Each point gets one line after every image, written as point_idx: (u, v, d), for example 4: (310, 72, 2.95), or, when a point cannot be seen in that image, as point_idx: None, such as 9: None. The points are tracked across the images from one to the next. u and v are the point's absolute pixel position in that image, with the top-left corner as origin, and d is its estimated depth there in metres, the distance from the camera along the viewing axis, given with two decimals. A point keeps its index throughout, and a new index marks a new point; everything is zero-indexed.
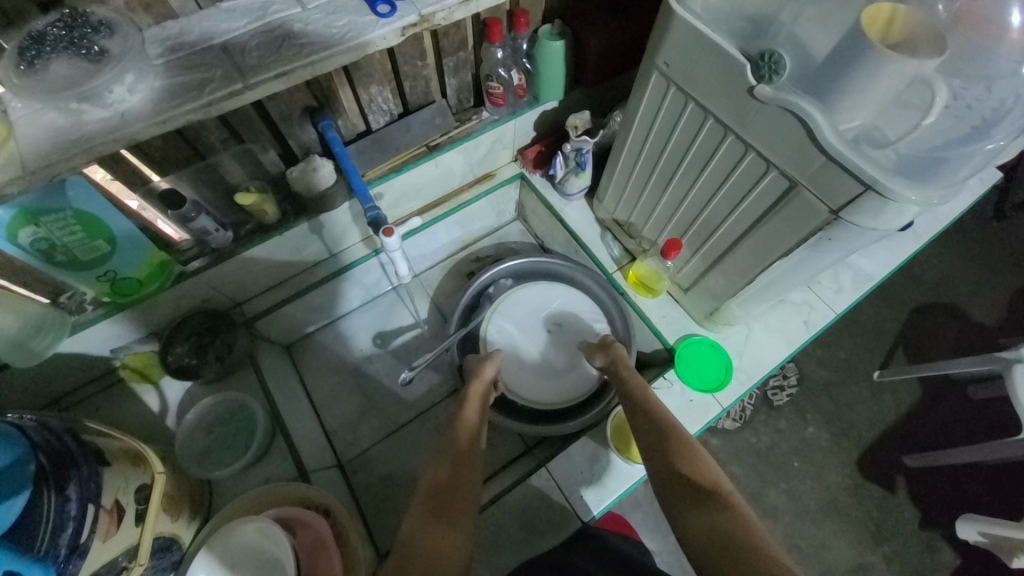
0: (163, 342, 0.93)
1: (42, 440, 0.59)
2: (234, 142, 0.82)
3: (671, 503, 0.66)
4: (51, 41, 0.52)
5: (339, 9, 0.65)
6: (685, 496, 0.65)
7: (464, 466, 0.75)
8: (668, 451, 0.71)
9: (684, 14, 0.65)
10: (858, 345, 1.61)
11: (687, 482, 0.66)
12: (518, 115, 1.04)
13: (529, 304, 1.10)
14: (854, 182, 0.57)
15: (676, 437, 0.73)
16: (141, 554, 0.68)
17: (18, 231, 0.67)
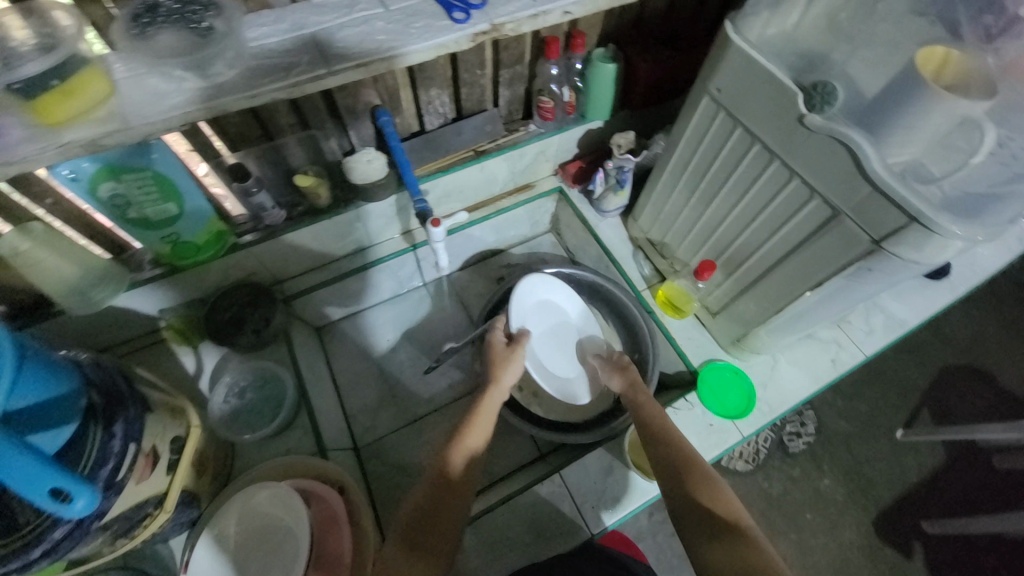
0: (207, 308, 0.97)
1: (98, 377, 0.63)
2: (300, 127, 0.88)
3: (691, 538, 0.65)
4: (164, 13, 0.59)
5: (418, 13, 0.70)
6: (703, 528, 0.64)
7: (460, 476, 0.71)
8: (683, 479, 0.70)
9: (741, 42, 0.68)
10: (881, 400, 1.57)
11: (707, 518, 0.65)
12: (564, 130, 1.09)
13: (547, 301, 1.04)
14: (899, 214, 0.59)
15: (696, 468, 0.71)
16: (167, 503, 0.71)
17: (99, 184, 0.72)
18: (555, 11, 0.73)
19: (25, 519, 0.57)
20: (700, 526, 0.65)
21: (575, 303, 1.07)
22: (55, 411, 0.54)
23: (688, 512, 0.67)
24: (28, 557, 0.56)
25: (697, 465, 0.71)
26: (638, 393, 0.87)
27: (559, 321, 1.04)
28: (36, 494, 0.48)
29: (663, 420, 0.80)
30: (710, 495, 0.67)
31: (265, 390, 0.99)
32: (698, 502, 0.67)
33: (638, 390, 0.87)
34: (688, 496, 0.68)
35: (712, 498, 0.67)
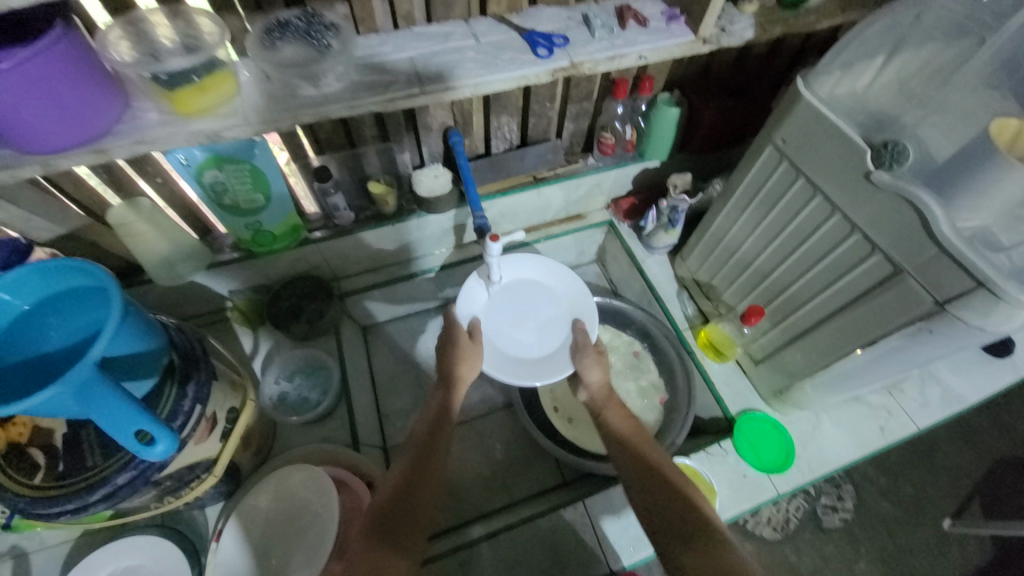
0: (271, 295, 1.04)
1: (179, 341, 0.69)
2: (380, 139, 0.95)
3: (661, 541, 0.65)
4: (291, 30, 0.68)
5: (506, 47, 0.77)
6: (672, 528, 0.65)
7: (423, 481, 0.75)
8: (650, 483, 0.72)
9: (811, 98, 0.71)
10: (929, 483, 1.46)
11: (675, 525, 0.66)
12: (621, 166, 1.12)
13: (517, 287, 1.02)
14: (966, 277, 0.58)
15: (662, 474, 0.72)
16: (216, 468, 0.75)
17: (205, 170, 0.81)
18: (631, 55, 0.78)
19: (96, 461, 0.62)
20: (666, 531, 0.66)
21: (547, 281, 1.04)
22: (143, 364, 0.60)
23: (657, 517, 0.68)
24: (87, 499, 0.60)
25: (663, 474, 0.73)
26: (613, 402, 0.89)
27: (529, 304, 1.02)
28: (122, 433, 0.53)
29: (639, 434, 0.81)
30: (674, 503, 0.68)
31: (313, 376, 1.04)
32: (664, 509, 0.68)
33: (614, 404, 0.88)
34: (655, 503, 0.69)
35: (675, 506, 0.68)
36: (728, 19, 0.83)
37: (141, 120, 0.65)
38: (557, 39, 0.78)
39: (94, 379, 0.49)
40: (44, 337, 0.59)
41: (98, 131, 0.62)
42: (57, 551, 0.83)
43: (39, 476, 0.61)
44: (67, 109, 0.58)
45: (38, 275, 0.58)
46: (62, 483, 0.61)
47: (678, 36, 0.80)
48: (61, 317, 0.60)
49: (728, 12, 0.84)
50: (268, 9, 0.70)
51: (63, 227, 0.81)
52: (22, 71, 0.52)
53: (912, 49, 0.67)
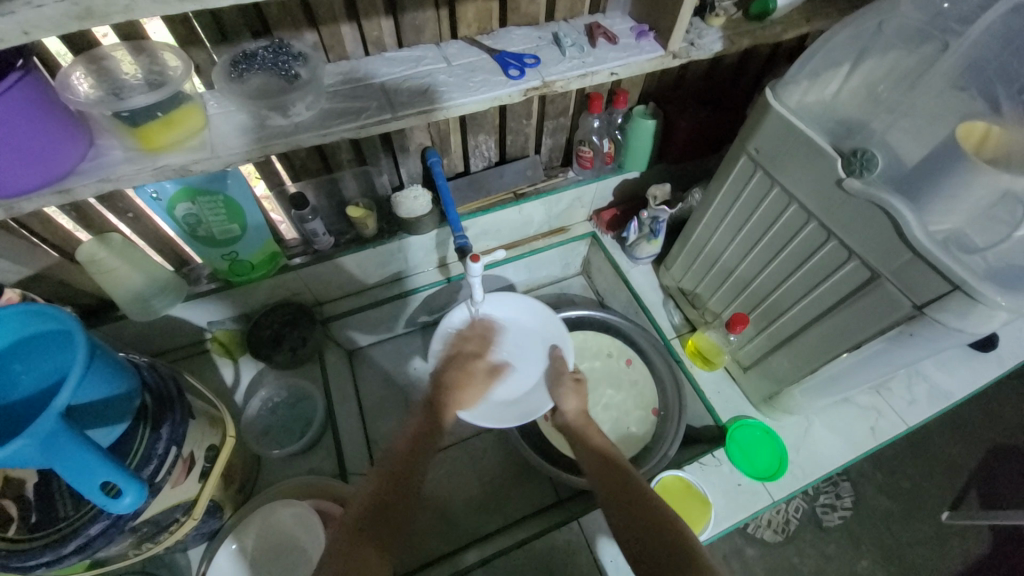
0: (252, 324, 1.03)
1: (153, 380, 0.67)
2: (358, 163, 0.95)
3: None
4: (259, 61, 0.67)
5: (477, 69, 0.77)
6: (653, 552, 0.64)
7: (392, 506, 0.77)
8: (626, 509, 0.71)
9: (780, 109, 0.72)
10: (924, 477, 1.47)
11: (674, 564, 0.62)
12: (601, 179, 1.13)
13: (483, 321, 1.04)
14: (942, 280, 0.59)
15: (638, 497, 0.72)
16: (195, 510, 0.73)
17: (177, 204, 0.80)
18: (602, 72, 0.79)
19: (68, 512, 0.59)
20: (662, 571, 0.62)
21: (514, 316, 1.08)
22: (113, 409, 0.58)
23: (637, 533, 0.68)
24: (59, 552, 0.58)
25: (636, 487, 0.74)
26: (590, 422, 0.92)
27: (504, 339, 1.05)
28: (88, 487, 0.51)
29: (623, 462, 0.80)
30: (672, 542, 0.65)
31: (297, 407, 1.03)
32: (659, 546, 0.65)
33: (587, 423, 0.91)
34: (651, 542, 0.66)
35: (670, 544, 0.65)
36: (696, 33, 0.85)
37: (106, 158, 0.64)
38: (528, 59, 0.78)
39: (57, 431, 0.47)
40: (9, 385, 0.56)
41: (61, 170, 0.61)
42: None
43: (13, 528, 0.59)
44: (28, 152, 0.56)
45: (15, 319, 0.56)
46: (34, 536, 0.58)
47: (649, 52, 0.81)
48: (28, 362, 0.57)
49: (696, 26, 0.86)
50: (235, 39, 0.70)
51: (31, 267, 0.79)
52: None
53: (878, 56, 0.68)
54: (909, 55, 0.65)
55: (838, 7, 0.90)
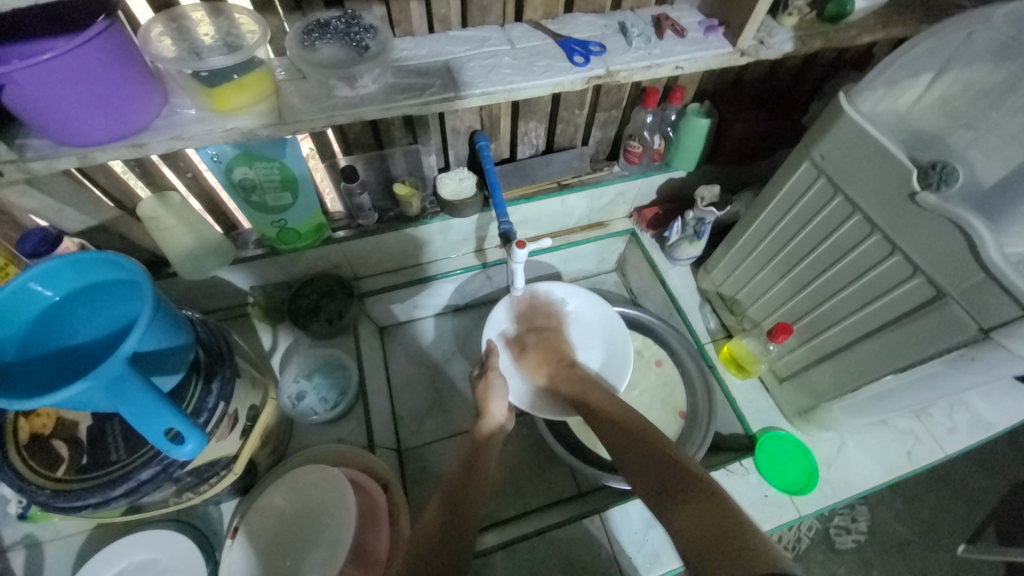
0: (292, 291, 1.04)
1: (206, 336, 0.69)
2: (408, 141, 0.95)
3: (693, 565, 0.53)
4: (331, 31, 0.67)
5: (542, 53, 0.76)
6: (666, 485, 0.64)
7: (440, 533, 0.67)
8: (636, 450, 0.72)
9: (854, 115, 0.69)
10: (944, 508, 1.42)
11: (713, 538, 0.53)
12: (647, 176, 1.11)
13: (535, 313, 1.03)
14: (1014, 305, 0.57)
15: (648, 436, 0.74)
16: (236, 465, 0.76)
17: (235, 167, 0.81)
18: (667, 65, 0.78)
19: (120, 456, 0.61)
20: (699, 543, 0.54)
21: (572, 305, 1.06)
22: (171, 360, 0.60)
23: (647, 466, 0.69)
24: (110, 494, 0.60)
25: (643, 430, 0.76)
26: (579, 375, 0.93)
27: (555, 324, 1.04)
28: (151, 430, 0.53)
29: (641, 425, 0.77)
30: (709, 508, 0.57)
31: (331, 376, 1.03)
32: (693, 512, 0.58)
33: (578, 378, 0.93)
34: (683, 512, 0.59)
35: (701, 509, 0.58)
36: (766, 31, 0.82)
37: (179, 116, 0.66)
38: (594, 47, 0.77)
39: (125, 376, 0.49)
40: (74, 328, 0.58)
41: (136, 125, 0.63)
42: (73, 541, 0.83)
43: (62, 468, 0.61)
44: (107, 106, 0.58)
45: (75, 267, 0.58)
46: (85, 477, 0.61)
47: (716, 48, 0.79)
48: (92, 309, 0.59)
49: (767, 25, 0.83)
50: (307, 8, 0.70)
51: (95, 218, 0.82)
52: (63, 63, 0.52)
53: (963, 67, 0.65)
54: (995, 69, 0.62)
55: (916, 15, 0.86)
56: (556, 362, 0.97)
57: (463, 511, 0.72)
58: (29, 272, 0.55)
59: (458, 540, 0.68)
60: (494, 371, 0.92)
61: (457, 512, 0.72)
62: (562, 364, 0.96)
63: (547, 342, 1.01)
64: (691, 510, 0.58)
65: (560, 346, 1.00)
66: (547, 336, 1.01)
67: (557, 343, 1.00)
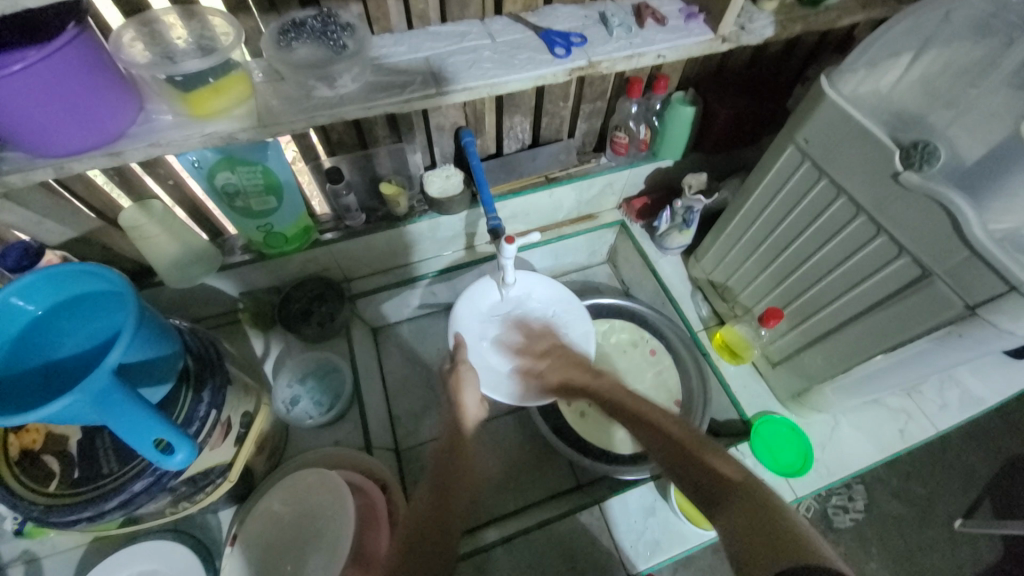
0: (282, 296, 1.04)
1: (195, 345, 0.69)
2: (393, 140, 0.94)
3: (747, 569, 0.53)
4: (307, 31, 0.66)
5: (523, 46, 0.76)
6: (712, 484, 0.63)
7: (430, 527, 0.69)
8: (674, 447, 0.71)
9: (836, 98, 0.69)
10: (938, 484, 1.44)
11: (771, 545, 0.53)
12: (634, 166, 1.10)
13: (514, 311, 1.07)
14: (998, 280, 0.57)
15: (683, 433, 0.72)
16: (231, 473, 0.75)
17: (217, 172, 0.80)
18: (649, 54, 0.77)
19: (112, 469, 0.61)
20: (755, 545, 0.55)
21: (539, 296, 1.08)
22: (160, 371, 0.60)
23: (687, 464, 0.68)
24: (103, 507, 0.59)
25: (676, 424, 0.75)
26: (596, 389, 0.90)
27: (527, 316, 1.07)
28: (142, 442, 0.53)
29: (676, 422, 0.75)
30: (761, 515, 0.57)
31: (325, 380, 1.02)
32: (746, 518, 0.58)
33: (599, 391, 0.89)
34: (734, 517, 0.58)
35: (752, 512, 0.58)
36: (747, 17, 0.82)
37: (156, 123, 0.65)
38: (575, 37, 0.76)
39: (112, 388, 0.48)
40: (59, 342, 0.58)
41: (113, 133, 0.62)
42: (70, 555, 0.82)
43: (54, 483, 0.61)
44: (80, 114, 0.57)
45: (58, 280, 0.57)
46: (77, 491, 0.60)
47: (698, 35, 0.79)
48: (76, 321, 0.59)
49: (747, 10, 0.83)
50: (282, 8, 0.69)
51: (76, 229, 0.81)
52: (33, 73, 0.51)
53: (941, 47, 0.65)
54: (974, 47, 0.62)
55: None
56: (583, 374, 0.94)
57: (465, 508, 0.72)
58: (9, 287, 0.54)
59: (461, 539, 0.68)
60: (465, 364, 0.92)
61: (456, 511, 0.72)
62: (587, 375, 0.93)
63: (565, 359, 0.98)
64: (741, 517, 0.58)
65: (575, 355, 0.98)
66: (561, 356, 0.99)
67: (574, 355, 0.98)
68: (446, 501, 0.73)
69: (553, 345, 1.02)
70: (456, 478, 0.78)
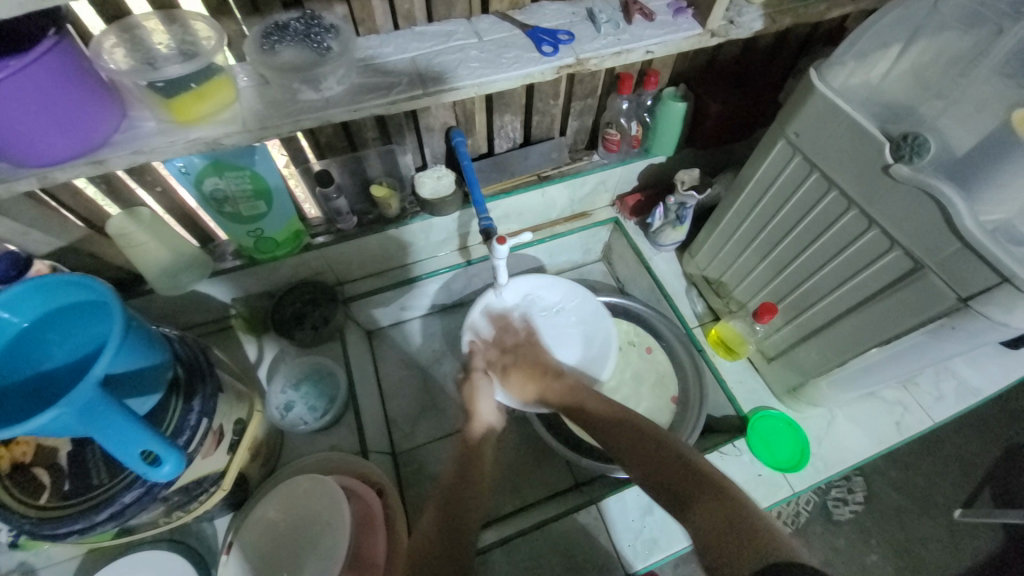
0: (275, 301, 1.03)
1: (185, 353, 0.68)
2: (382, 142, 0.93)
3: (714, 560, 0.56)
4: (290, 34, 0.66)
5: (510, 44, 0.75)
6: (676, 480, 0.65)
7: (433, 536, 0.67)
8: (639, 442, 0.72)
9: (825, 91, 0.69)
10: (937, 474, 1.45)
11: (726, 532, 0.57)
12: (627, 163, 1.10)
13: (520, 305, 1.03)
14: (991, 272, 0.57)
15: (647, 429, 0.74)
16: (225, 481, 0.75)
17: (205, 178, 0.80)
18: (638, 50, 0.77)
19: (102, 480, 0.60)
20: (715, 538, 0.57)
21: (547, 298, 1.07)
22: (148, 381, 0.59)
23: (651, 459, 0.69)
24: (94, 519, 0.59)
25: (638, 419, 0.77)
26: (568, 385, 0.87)
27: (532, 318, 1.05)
28: (128, 453, 0.52)
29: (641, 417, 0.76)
30: (719, 503, 0.60)
31: (319, 384, 1.02)
32: (704, 507, 0.61)
33: (566, 387, 0.87)
34: (697, 509, 0.61)
35: (716, 507, 0.60)
36: (736, 10, 0.81)
37: (139, 130, 0.64)
38: (562, 35, 0.76)
39: (97, 401, 0.48)
40: (46, 353, 0.57)
41: (95, 142, 0.61)
42: (66, 567, 0.82)
43: (44, 496, 0.60)
44: (61, 124, 0.56)
45: (42, 291, 0.56)
46: (68, 503, 0.59)
47: (686, 30, 0.78)
48: (63, 333, 0.58)
49: (736, 4, 0.82)
50: (266, 11, 0.68)
51: (63, 238, 0.80)
52: (14, 84, 0.50)
53: (931, 37, 0.65)
54: (963, 37, 0.63)
55: None
56: (541, 377, 0.89)
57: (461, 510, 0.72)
58: None
59: (456, 542, 0.67)
60: (478, 371, 0.89)
61: (453, 514, 0.71)
62: (548, 378, 0.88)
63: (525, 358, 0.92)
64: (701, 505, 0.61)
65: (539, 355, 0.92)
66: (523, 353, 0.93)
67: (538, 355, 0.92)
68: (442, 506, 0.72)
69: (545, 318, 0.98)
70: (456, 478, 0.76)
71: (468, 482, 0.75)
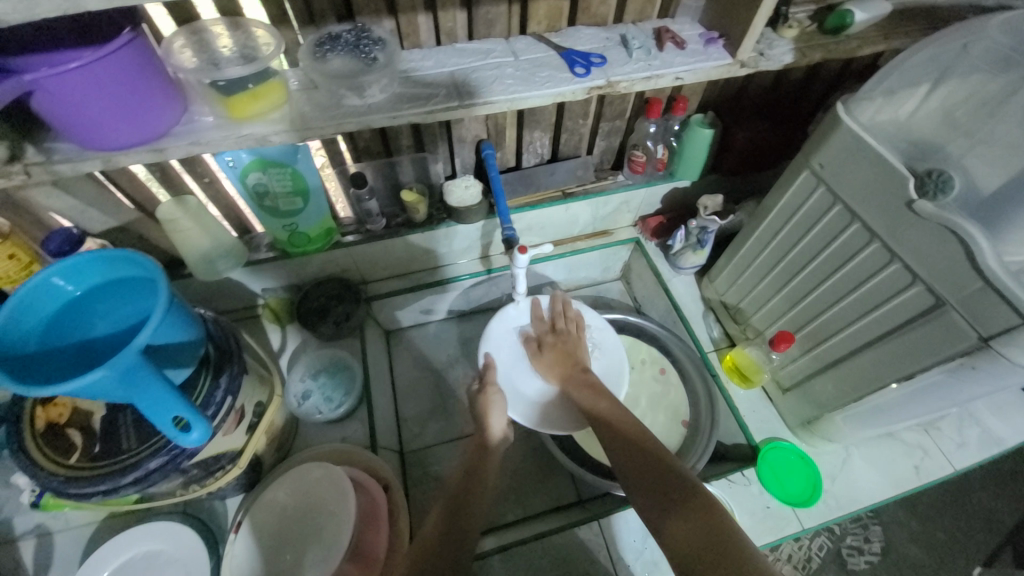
0: (301, 294, 1.07)
1: (217, 333, 0.72)
2: (416, 149, 0.98)
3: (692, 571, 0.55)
4: (341, 44, 0.71)
5: (544, 64, 0.79)
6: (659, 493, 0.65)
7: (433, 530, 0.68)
8: (631, 451, 0.73)
9: (852, 125, 0.70)
10: (960, 530, 1.38)
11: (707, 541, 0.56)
12: (651, 185, 1.12)
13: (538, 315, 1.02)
14: (1013, 313, 0.56)
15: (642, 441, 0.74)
16: (240, 460, 0.78)
17: (249, 173, 0.85)
18: (667, 76, 0.79)
19: (131, 446, 0.64)
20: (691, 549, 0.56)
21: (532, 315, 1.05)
22: (183, 354, 0.63)
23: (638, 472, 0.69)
24: (118, 482, 0.62)
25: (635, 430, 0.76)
26: (591, 382, 0.90)
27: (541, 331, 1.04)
28: (159, 417, 0.55)
29: (639, 428, 0.77)
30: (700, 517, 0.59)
31: (336, 377, 1.05)
32: (688, 523, 0.60)
33: (589, 385, 0.89)
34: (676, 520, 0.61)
35: (694, 520, 0.59)
36: (767, 43, 0.83)
37: (197, 123, 0.69)
38: (595, 58, 0.79)
39: (137, 365, 0.51)
40: (91, 322, 0.61)
41: (157, 131, 0.66)
42: (81, 532, 0.85)
43: (74, 456, 0.64)
44: (129, 113, 0.62)
45: (94, 264, 0.61)
46: (96, 465, 0.63)
47: (716, 59, 0.81)
48: (109, 304, 0.62)
49: (767, 37, 0.84)
50: (321, 22, 0.74)
51: (115, 220, 0.86)
52: (89, 72, 0.55)
53: (960, 78, 0.65)
54: (993, 80, 0.63)
55: (918, 27, 0.87)
56: (571, 366, 0.94)
57: (464, 509, 0.72)
58: (53, 266, 0.58)
59: (459, 544, 0.68)
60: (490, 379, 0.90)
61: (456, 511, 0.72)
62: (576, 369, 0.93)
63: (564, 345, 0.97)
64: (686, 517, 0.60)
65: (576, 349, 0.97)
66: (565, 339, 0.98)
67: (574, 346, 0.97)
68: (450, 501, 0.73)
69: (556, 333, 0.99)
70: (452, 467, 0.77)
71: (474, 485, 0.77)
